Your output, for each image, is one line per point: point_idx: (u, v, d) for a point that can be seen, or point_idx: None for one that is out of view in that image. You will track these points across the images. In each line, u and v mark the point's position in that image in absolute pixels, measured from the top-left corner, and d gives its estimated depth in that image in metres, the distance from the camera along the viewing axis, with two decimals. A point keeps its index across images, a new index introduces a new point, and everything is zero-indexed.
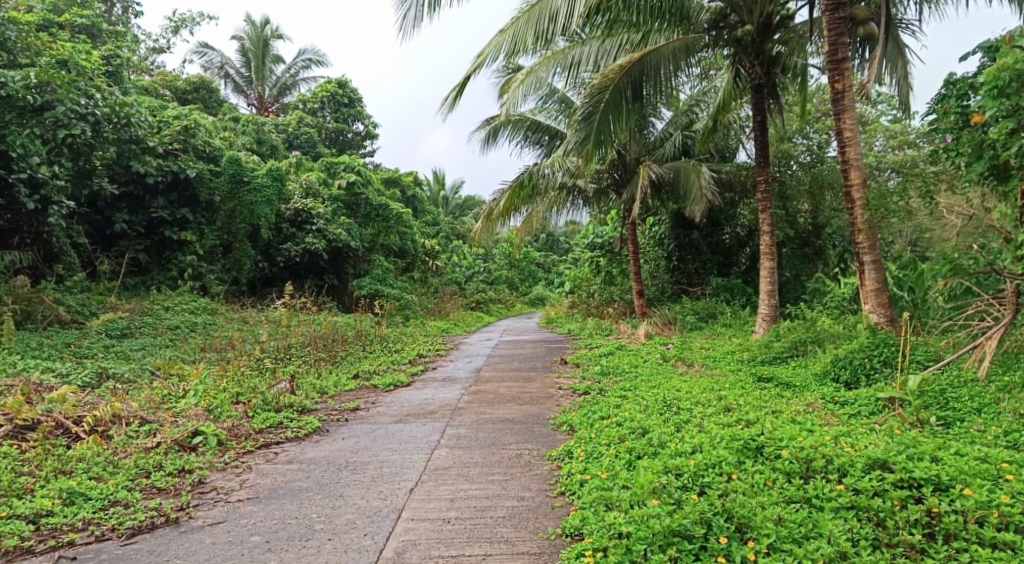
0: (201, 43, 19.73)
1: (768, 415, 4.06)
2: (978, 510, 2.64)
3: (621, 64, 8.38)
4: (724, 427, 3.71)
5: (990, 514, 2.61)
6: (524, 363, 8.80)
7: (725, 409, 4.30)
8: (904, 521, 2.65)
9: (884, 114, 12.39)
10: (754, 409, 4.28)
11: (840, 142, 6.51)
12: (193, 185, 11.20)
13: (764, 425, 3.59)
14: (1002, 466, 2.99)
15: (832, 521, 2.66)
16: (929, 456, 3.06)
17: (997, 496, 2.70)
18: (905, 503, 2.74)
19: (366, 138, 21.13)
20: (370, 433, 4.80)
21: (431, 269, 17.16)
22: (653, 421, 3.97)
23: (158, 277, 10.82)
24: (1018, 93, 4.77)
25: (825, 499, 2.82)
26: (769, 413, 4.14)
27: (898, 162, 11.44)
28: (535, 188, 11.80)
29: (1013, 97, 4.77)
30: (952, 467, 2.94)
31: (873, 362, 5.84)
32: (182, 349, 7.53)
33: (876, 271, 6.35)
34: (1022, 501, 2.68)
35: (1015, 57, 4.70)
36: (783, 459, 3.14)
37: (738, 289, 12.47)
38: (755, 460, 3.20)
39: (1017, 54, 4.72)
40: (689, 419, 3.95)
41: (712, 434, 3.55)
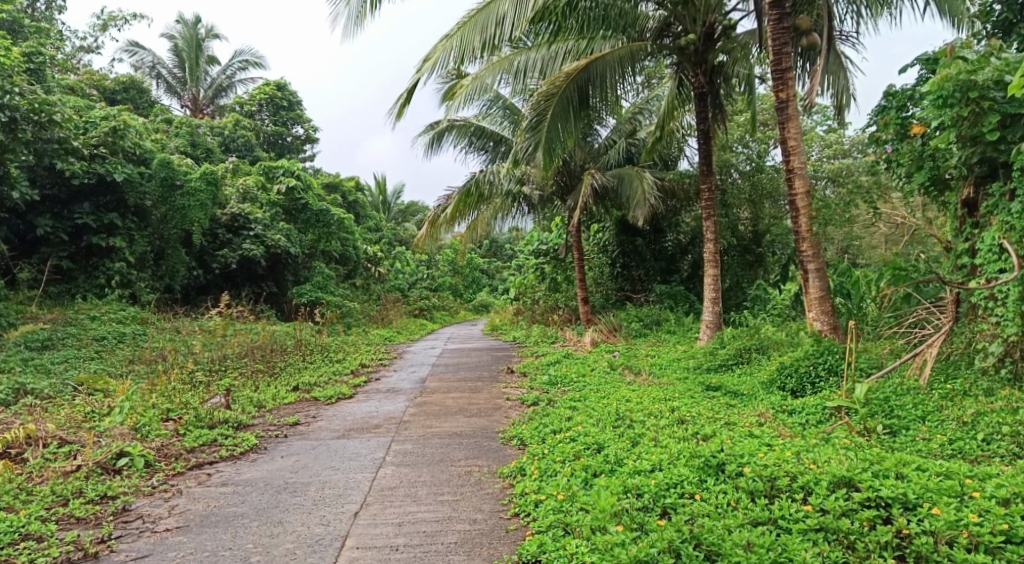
0: (129, 41, 18.75)
1: (722, 427, 4.04)
2: (949, 530, 2.61)
3: (568, 71, 8.34)
4: (682, 442, 3.67)
5: (961, 535, 2.58)
6: (470, 373, 8.64)
7: (678, 421, 4.28)
8: (874, 544, 2.62)
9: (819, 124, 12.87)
10: (707, 421, 4.26)
11: (785, 151, 6.81)
12: (122, 189, 10.52)
13: (724, 440, 3.55)
14: (968, 482, 2.97)
15: (801, 544, 2.63)
16: (894, 472, 3.03)
17: (965, 515, 2.68)
18: (873, 523, 2.71)
19: (306, 142, 20.56)
20: (311, 450, 4.53)
21: (374, 276, 16.78)
22: (608, 436, 3.89)
23: (83, 286, 10.12)
24: (959, 105, 5.03)
25: (792, 520, 2.79)
26: (723, 425, 4.12)
27: (834, 172, 11.89)
28: (480, 195, 11.68)
29: (954, 108, 5.04)
30: (919, 483, 2.91)
31: (819, 370, 6.12)
32: (107, 362, 7.02)
33: (819, 279, 6.70)
34: (992, 519, 2.65)
35: (958, 69, 4.96)
36: (746, 477, 3.10)
37: (681, 296, 12.65)
38: (718, 478, 3.16)
39: (961, 65, 4.98)
40: (644, 433, 3.90)
41: (674, 450, 3.49)
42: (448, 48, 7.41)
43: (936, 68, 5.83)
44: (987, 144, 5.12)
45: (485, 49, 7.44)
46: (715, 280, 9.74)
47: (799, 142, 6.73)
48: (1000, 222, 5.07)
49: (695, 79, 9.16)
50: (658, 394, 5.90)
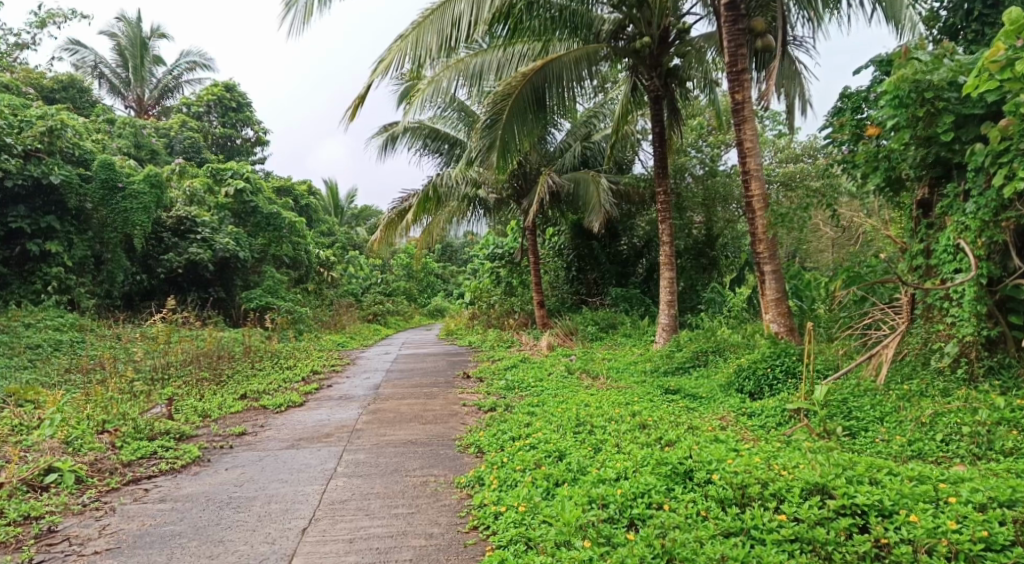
0: (69, 39, 17.86)
1: (687, 432, 3.96)
2: (927, 538, 2.57)
3: (524, 71, 8.26)
4: (647, 448, 3.57)
5: (940, 543, 2.54)
6: (426, 378, 8.44)
7: (640, 426, 4.20)
8: (853, 554, 2.55)
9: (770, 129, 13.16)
10: (670, 425, 4.19)
11: (741, 153, 6.88)
12: (59, 191, 9.96)
13: (691, 446, 3.47)
14: (941, 486, 2.93)
15: (775, 557, 2.55)
16: (868, 477, 2.97)
17: (942, 522, 2.64)
18: (850, 533, 2.65)
19: (256, 144, 19.97)
20: (257, 461, 4.28)
21: (326, 281, 16.37)
22: (570, 442, 3.79)
23: (17, 291, 9.51)
24: (915, 105, 5.21)
25: (765, 530, 2.71)
26: (688, 430, 4.05)
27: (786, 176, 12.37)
28: (436, 199, 11.50)
29: (911, 108, 5.20)
30: (894, 489, 2.86)
31: (776, 371, 6.17)
32: (40, 371, 6.58)
33: (776, 281, 6.77)
34: (969, 526, 2.62)
35: (913, 70, 5.11)
36: (716, 485, 3.02)
37: (637, 299, 12.69)
38: (685, 487, 3.08)
39: (915, 66, 5.13)
40: (607, 439, 3.80)
41: (640, 457, 3.39)
42: (403, 48, 7.23)
43: (889, 72, 6.06)
44: (940, 145, 5.30)
45: (442, 50, 7.29)
46: (670, 283, 9.79)
47: (755, 143, 6.80)
48: (955, 223, 5.20)
49: (650, 82, 9.24)
50: (618, 398, 5.84)
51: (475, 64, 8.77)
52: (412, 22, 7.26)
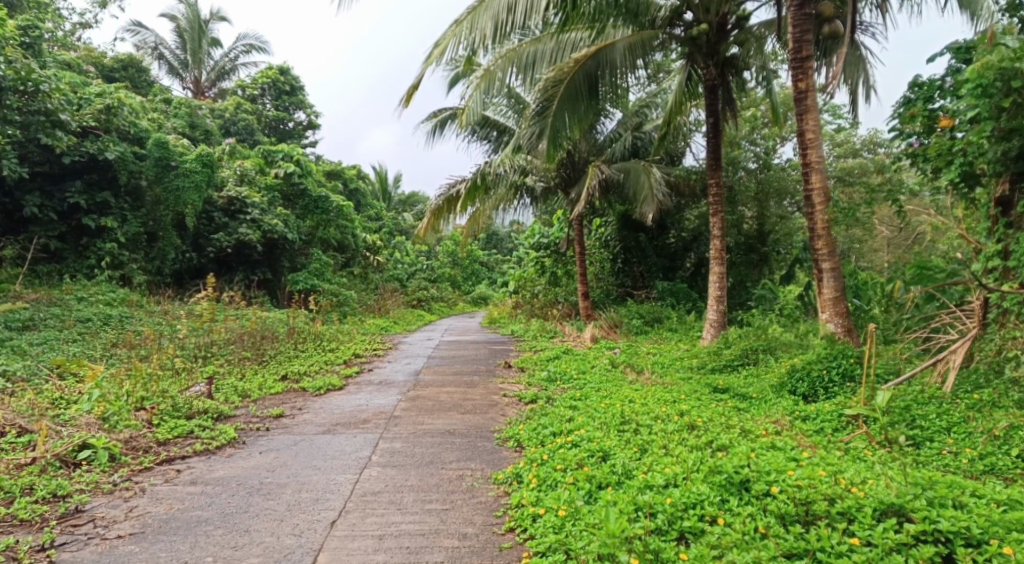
0: (132, 21, 18.32)
1: (740, 436, 3.71)
2: None
3: (578, 58, 8.00)
4: (697, 453, 3.34)
5: None
6: (467, 366, 8.33)
7: (687, 427, 3.96)
8: None
9: (829, 122, 12.51)
10: (720, 427, 3.94)
11: (801, 143, 6.45)
12: (114, 168, 10.18)
13: (747, 453, 3.22)
14: None
15: None
16: (952, 501, 2.67)
17: None
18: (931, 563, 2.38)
19: (307, 127, 20.17)
20: (291, 446, 4.22)
21: (372, 265, 16.44)
22: (613, 441, 3.58)
23: (74, 267, 9.80)
24: (1001, 94, 4.64)
25: (833, 554, 2.45)
26: (740, 434, 3.79)
27: (846, 169, 11.75)
28: (483, 186, 11.35)
29: (997, 98, 4.64)
30: (981, 515, 2.57)
31: (833, 374, 5.80)
32: (90, 344, 6.72)
33: (835, 279, 6.35)
34: None
35: (999, 55, 4.57)
36: (775, 499, 2.77)
37: (684, 293, 12.31)
38: (741, 499, 2.84)
39: (1003, 51, 4.59)
40: (653, 440, 3.58)
41: (692, 464, 3.15)
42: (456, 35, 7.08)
43: (967, 59, 5.54)
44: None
45: (495, 38, 7.07)
46: (720, 277, 9.43)
47: (817, 133, 6.37)
48: None
49: (706, 71, 8.88)
50: (664, 395, 5.59)
51: (528, 53, 8.49)
52: (468, 7, 7.10)
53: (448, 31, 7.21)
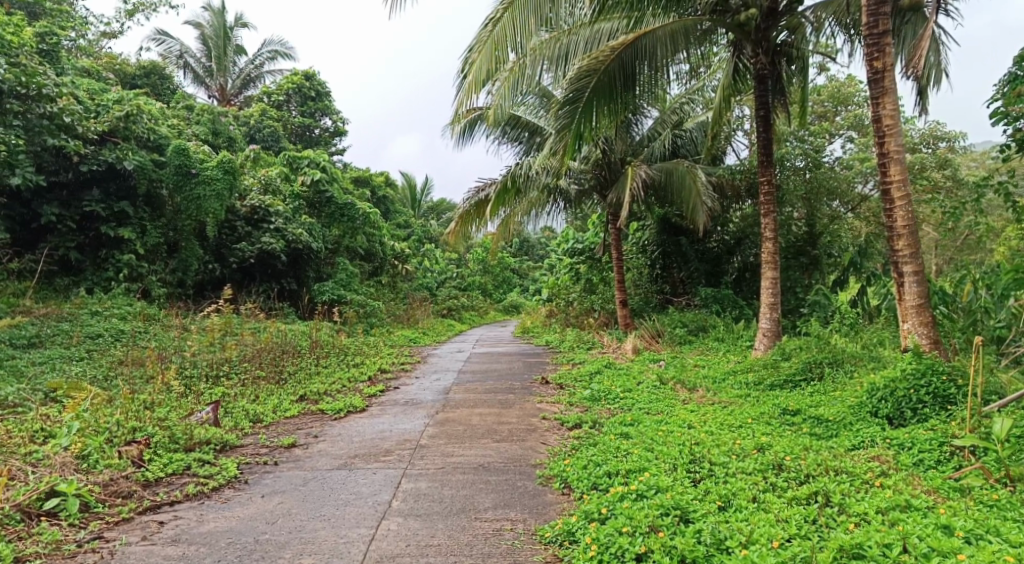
0: (157, 30, 18.30)
1: (846, 485, 3.00)
2: None
3: (614, 46, 7.26)
4: (808, 521, 2.67)
5: None
6: (500, 382, 7.69)
7: (774, 466, 3.26)
8: None
9: None
10: (816, 467, 3.22)
11: (877, 131, 5.70)
12: (133, 176, 9.86)
13: (876, 529, 2.53)
14: None
15: None
16: None
17: None
18: None
19: (334, 135, 19.88)
20: (301, 486, 3.64)
21: (401, 274, 15.96)
22: (688, 493, 2.94)
23: (92, 279, 9.50)
24: None
25: None
26: (845, 480, 3.08)
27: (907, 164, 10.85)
28: (516, 190, 10.74)
29: None
30: None
31: (922, 394, 4.96)
32: (95, 364, 6.29)
33: (918, 285, 5.52)
34: None
35: None
36: None
37: (729, 300, 11.48)
38: None
39: None
40: (740, 495, 2.91)
41: (810, 540, 2.54)
42: (494, 36, 6.39)
43: None
44: None
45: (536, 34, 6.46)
46: (774, 283, 8.61)
47: (895, 119, 5.60)
48: None
49: (755, 60, 8.16)
50: (726, 420, 4.88)
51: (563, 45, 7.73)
52: (502, 2, 6.42)
53: (480, 32, 6.53)
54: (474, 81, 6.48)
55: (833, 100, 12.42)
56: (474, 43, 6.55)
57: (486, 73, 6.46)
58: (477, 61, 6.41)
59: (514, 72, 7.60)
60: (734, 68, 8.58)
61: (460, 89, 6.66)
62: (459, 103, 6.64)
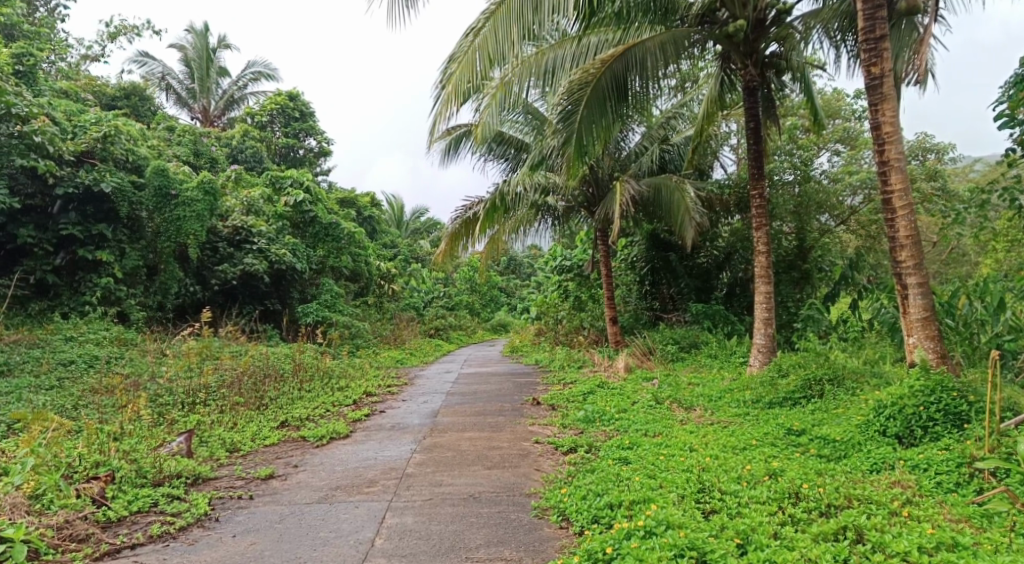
0: (138, 51, 18.08)
1: (872, 519, 2.80)
2: None
3: (604, 58, 7.07)
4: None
5: None
6: (489, 404, 7.40)
7: (789, 496, 3.06)
8: None
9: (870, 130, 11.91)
10: (835, 499, 3.02)
11: (876, 140, 5.57)
12: (111, 198, 9.55)
13: None
14: None
15: None
16: None
17: None
18: None
19: (319, 155, 19.66)
20: (276, 523, 3.35)
21: (387, 294, 15.66)
22: (701, 531, 2.74)
23: (68, 303, 9.13)
24: None
25: None
26: (869, 513, 2.87)
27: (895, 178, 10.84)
28: (505, 207, 10.52)
29: None
30: None
31: (932, 411, 4.76)
32: (63, 393, 5.95)
33: (923, 297, 5.34)
34: None
35: None
36: None
37: (720, 316, 11.28)
38: None
39: None
40: (757, 534, 2.71)
41: None
42: (477, 45, 6.21)
43: None
44: None
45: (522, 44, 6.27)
46: (767, 297, 8.43)
47: (895, 127, 5.47)
48: None
49: (743, 72, 8.04)
50: (729, 442, 4.65)
51: (548, 59, 7.56)
52: (484, 12, 6.25)
53: (463, 43, 6.35)
54: (455, 92, 6.29)
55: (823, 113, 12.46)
56: (455, 52, 6.36)
57: (467, 84, 6.27)
58: (458, 72, 6.22)
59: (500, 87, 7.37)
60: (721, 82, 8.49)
61: (439, 100, 6.47)
62: (437, 114, 6.44)
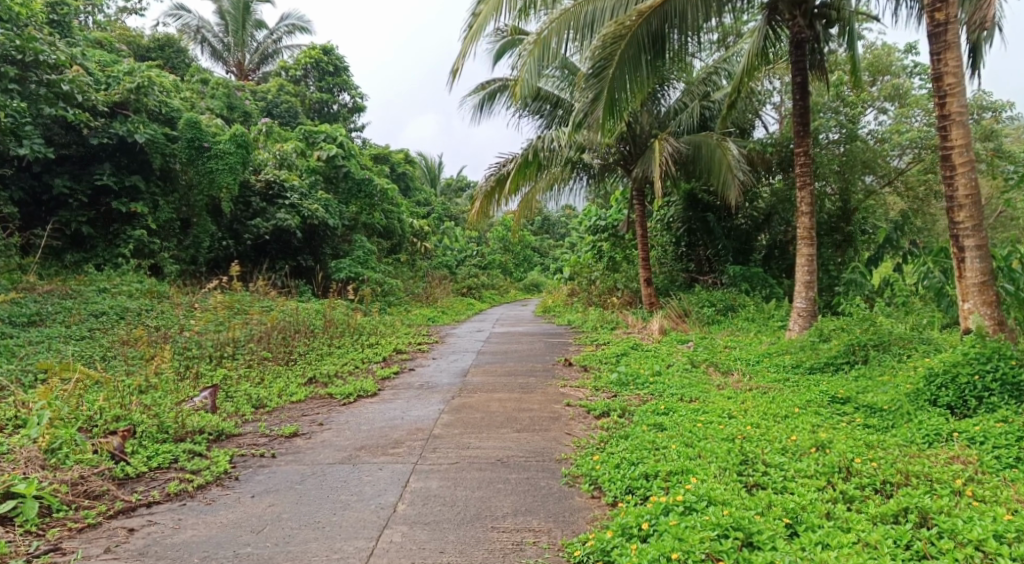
0: (174, 3, 17.98)
1: (935, 501, 2.56)
2: None
3: (642, 10, 6.32)
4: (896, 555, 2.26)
5: None
6: (520, 364, 7.25)
7: (840, 472, 2.84)
8: None
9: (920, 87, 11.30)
10: (892, 477, 2.78)
11: (936, 91, 5.02)
12: (145, 151, 9.53)
13: None
14: None
15: None
16: None
17: None
18: None
19: (353, 110, 19.43)
20: (297, 485, 3.30)
21: (420, 251, 15.56)
22: (744, 510, 2.54)
23: (103, 255, 9.19)
24: None
25: None
26: (929, 494, 2.63)
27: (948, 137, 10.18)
28: (539, 163, 10.17)
29: None
30: None
31: (988, 381, 4.42)
32: (95, 344, 5.99)
33: (982, 260, 4.86)
34: None
35: None
36: None
37: (759, 278, 10.86)
38: None
39: None
40: (808, 516, 2.51)
41: None
42: None
43: None
44: None
45: None
46: (809, 260, 8.03)
47: (959, 77, 4.91)
48: None
49: (792, 23, 7.65)
50: (769, 409, 4.40)
51: (587, 12, 6.71)
52: None
53: None
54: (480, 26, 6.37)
55: (869, 70, 11.47)
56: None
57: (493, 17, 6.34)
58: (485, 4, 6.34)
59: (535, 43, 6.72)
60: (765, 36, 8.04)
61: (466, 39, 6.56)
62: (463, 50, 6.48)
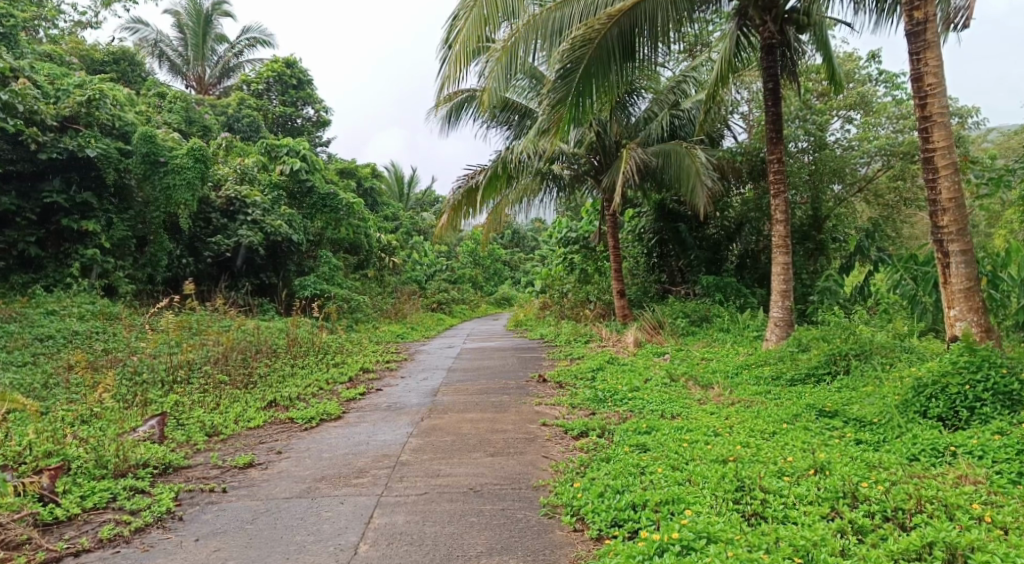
0: (131, 17, 17.48)
1: (955, 531, 2.38)
2: None
3: (612, 12, 6.13)
4: None
5: None
6: (492, 382, 6.97)
7: (845, 500, 2.66)
8: None
9: (886, 95, 11.43)
10: (900, 504, 2.60)
11: (917, 92, 4.95)
12: (98, 165, 9.08)
13: None
14: None
15: None
16: None
17: None
18: None
19: (318, 125, 19.04)
20: (247, 525, 2.98)
21: (388, 267, 15.21)
22: (747, 550, 2.34)
23: (53, 276, 8.69)
24: None
25: None
26: (946, 524, 2.45)
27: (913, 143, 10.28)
28: (509, 176, 9.96)
29: None
30: None
31: (980, 391, 4.30)
32: (36, 370, 5.55)
33: (967, 265, 4.77)
34: None
35: None
36: None
37: (732, 289, 10.78)
38: None
39: None
40: (819, 551, 2.31)
41: None
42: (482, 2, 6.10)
43: None
44: None
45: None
46: (785, 268, 7.91)
47: (939, 77, 4.84)
48: None
49: (762, 29, 7.59)
50: (756, 425, 4.22)
51: (554, 17, 6.53)
52: None
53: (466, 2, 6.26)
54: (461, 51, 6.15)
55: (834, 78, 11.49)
56: (459, 9, 6.26)
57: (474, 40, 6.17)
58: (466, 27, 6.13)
59: (502, 51, 6.47)
60: (736, 42, 7.97)
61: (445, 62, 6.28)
62: (446, 76, 6.23)
